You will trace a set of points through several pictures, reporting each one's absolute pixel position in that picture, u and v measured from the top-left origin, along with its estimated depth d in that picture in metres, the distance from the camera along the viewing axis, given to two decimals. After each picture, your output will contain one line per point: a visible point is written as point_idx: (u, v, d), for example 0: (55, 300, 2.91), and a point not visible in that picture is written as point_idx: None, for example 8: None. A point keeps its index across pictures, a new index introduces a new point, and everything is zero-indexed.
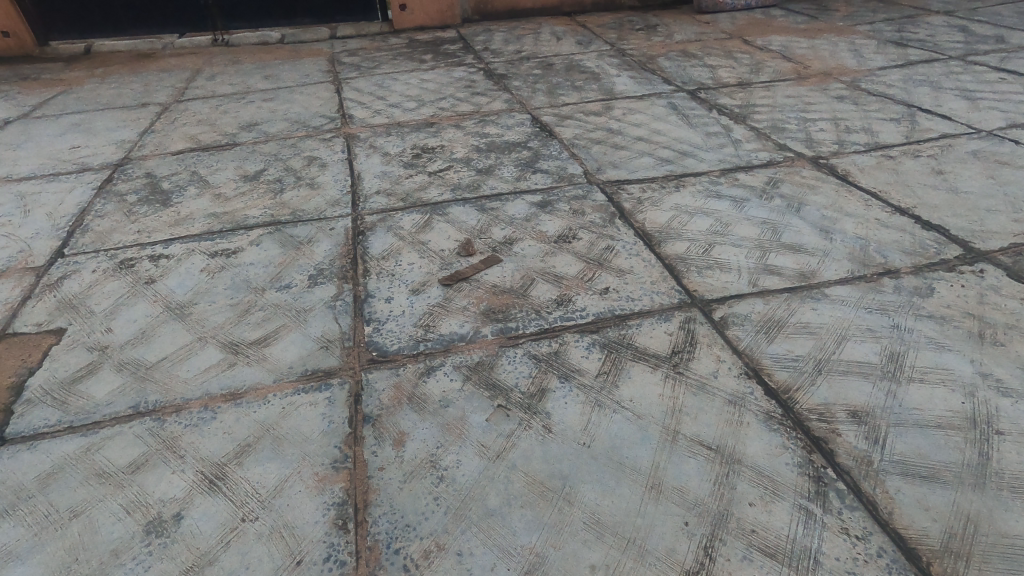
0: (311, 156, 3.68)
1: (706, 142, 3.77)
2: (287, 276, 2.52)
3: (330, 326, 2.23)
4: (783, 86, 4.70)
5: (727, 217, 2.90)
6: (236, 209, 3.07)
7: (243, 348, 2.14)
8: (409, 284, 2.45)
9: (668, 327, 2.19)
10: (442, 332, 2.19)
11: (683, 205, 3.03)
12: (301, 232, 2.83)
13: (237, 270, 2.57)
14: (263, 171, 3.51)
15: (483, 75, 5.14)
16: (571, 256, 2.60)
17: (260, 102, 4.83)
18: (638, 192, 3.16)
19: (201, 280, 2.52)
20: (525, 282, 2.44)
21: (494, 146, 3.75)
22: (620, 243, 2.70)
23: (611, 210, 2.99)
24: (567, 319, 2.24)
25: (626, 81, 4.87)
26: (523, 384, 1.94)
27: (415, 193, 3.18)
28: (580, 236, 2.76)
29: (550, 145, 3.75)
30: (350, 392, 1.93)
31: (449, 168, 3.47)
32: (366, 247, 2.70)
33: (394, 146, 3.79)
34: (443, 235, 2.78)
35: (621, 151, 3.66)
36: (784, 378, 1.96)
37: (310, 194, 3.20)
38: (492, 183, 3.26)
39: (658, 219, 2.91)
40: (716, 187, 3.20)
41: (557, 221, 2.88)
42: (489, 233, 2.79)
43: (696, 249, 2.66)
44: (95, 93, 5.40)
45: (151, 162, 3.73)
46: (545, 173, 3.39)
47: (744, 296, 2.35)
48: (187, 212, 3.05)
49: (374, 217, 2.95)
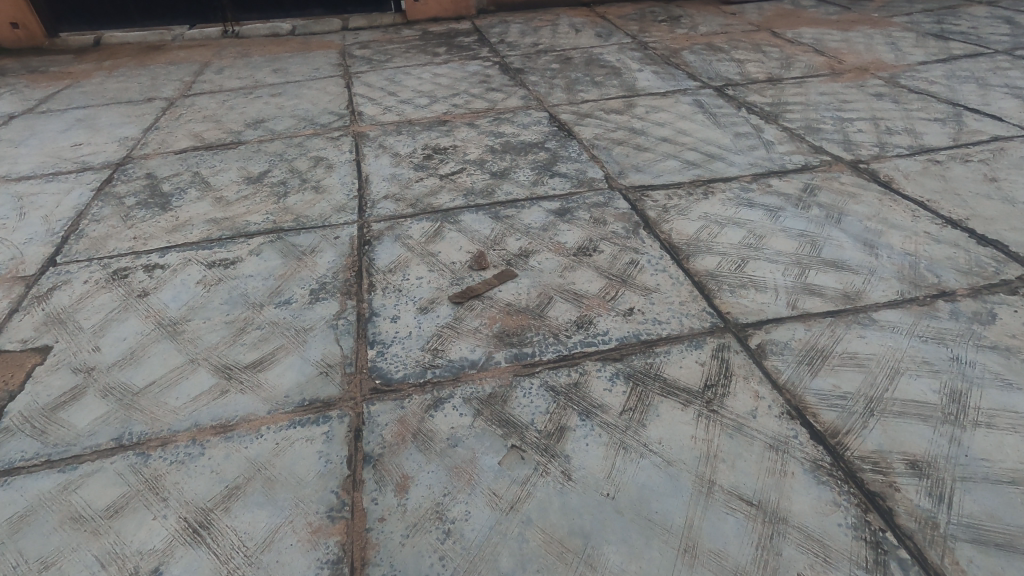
0: (318, 156, 3.51)
1: (735, 144, 3.53)
2: (287, 291, 2.36)
3: (332, 349, 2.06)
4: (817, 83, 4.43)
5: (760, 228, 2.68)
6: (237, 214, 2.91)
7: (237, 373, 1.98)
8: (417, 301, 2.27)
9: (699, 356, 1.99)
10: (451, 357, 2.01)
11: (713, 215, 2.81)
12: (304, 241, 2.66)
13: (235, 283, 2.42)
14: (267, 172, 3.35)
15: (499, 69, 4.92)
16: (591, 272, 2.41)
17: (268, 98, 4.67)
18: (663, 200, 2.95)
19: (197, 293, 2.36)
20: (542, 301, 2.26)
21: (510, 147, 3.55)
22: (645, 257, 2.49)
23: (635, 219, 2.78)
24: (588, 344, 2.05)
25: (649, 77, 4.63)
26: (539, 421, 1.76)
27: (425, 199, 2.99)
28: (601, 248, 2.56)
29: (569, 146, 3.54)
30: (350, 427, 1.77)
31: (462, 170, 3.28)
32: (373, 259, 2.53)
33: (405, 146, 3.61)
34: (454, 245, 2.60)
35: (645, 153, 3.44)
36: (832, 419, 1.75)
37: (315, 198, 3.03)
38: (507, 188, 3.07)
39: (686, 230, 2.70)
40: (747, 194, 2.98)
41: (577, 231, 2.69)
42: (503, 245, 2.60)
43: (727, 265, 2.45)
44: (102, 87, 5.28)
45: (153, 161, 3.59)
46: (563, 177, 3.18)
47: (782, 320, 2.14)
48: (185, 218, 2.90)
49: (381, 224, 2.78)
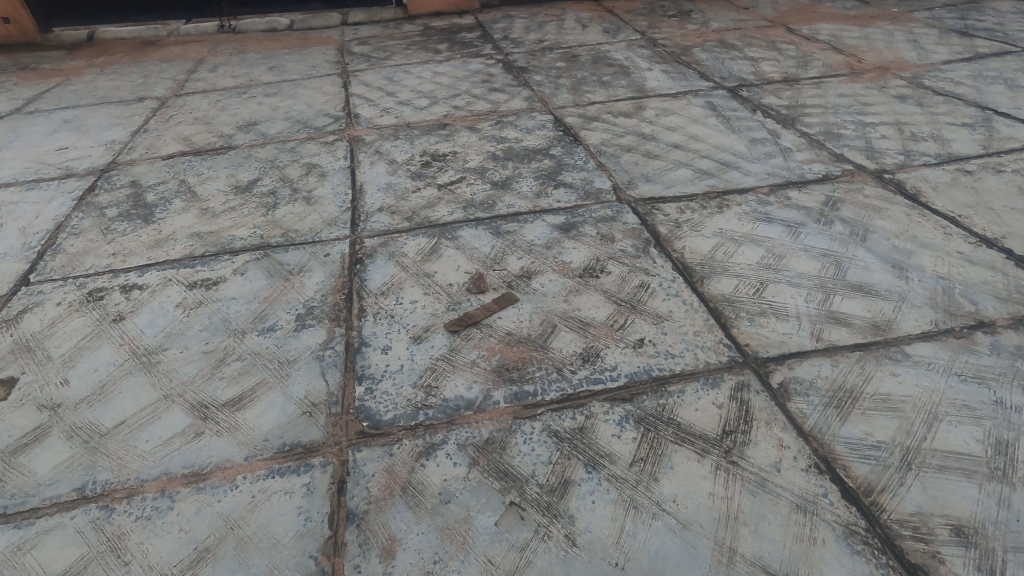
0: (311, 163, 3.34)
1: (751, 151, 3.34)
2: (271, 317, 2.20)
3: (316, 384, 1.90)
4: (836, 83, 4.21)
5: (780, 247, 2.50)
6: (222, 228, 2.75)
7: (214, 412, 1.83)
8: (410, 329, 2.11)
9: (716, 397, 1.82)
10: (446, 395, 1.85)
11: (728, 231, 2.63)
12: (292, 259, 2.50)
13: (216, 306, 2.26)
14: (256, 181, 3.18)
15: (502, 68, 4.72)
16: (597, 297, 2.24)
17: (262, 98, 4.49)
18: (675, 214, 2.77)
19: (175, 319, 2.21)
20: (545, 330, 2.09)
21: (512, 153, 3.37)
22: (656, 280, 2.32)
23: (645, 235, 2.61)
24: (595, 381, 1.88)
25: (658, 77, 4.43)
26: (541, 473, 1.61)
27: (422, 212, 2.82)
28: (609, 269, 2.39)
29: (575, 153, 3.36)
30: (334, 478, 1.61)
31: (461, 180, 3.10)
32: (364, 280, 2.37)
33: (402, 152, 3.43)
34: (451, 265, 2.44)
35: (655, 161, 3.26)
36: (865, 474, 1.58)
37: (305, 210, 2.87)
38: (509, 200, 2.89)
39: (699, 248, 2.53)
40: (765, 208, 2.80)
41: (582, 249, 2.51)
42: (504, 264, 2.44)
43: (745, 289, 2.28)
44: (93, 85, 5.11)
45: (139, 168, 3.43)
46: (568, 187, 3.00)
47: (806, 355, 1.97)
48: (168, 232, 2.74)
49: (374, 240, 2.61)
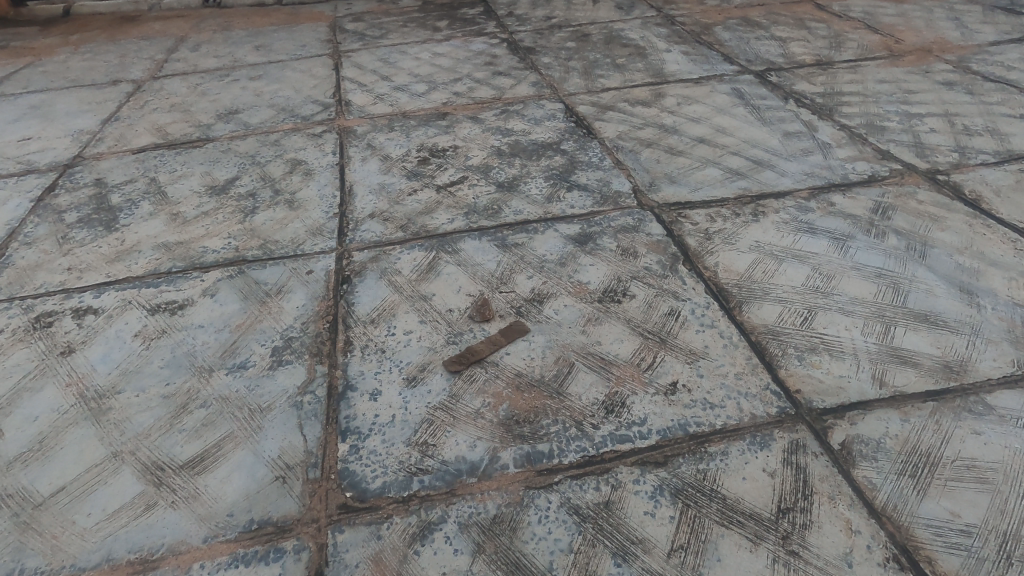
0: (295, 159, 3.01)
1: (785, 147, 3.00)
2: (243, 350, 1.90)
3: (292, 440, 1.61)
4: (874, 68, 3.84)
5: (827, 265, 2.19)
6: (193, 238, 2.43)
7: (170, 476, 1.54)
8: (404, 368, 1.81)
9: (767, 461, 1.53)
10: (445, 456, 1.56)
11: (766, 244, 2.31)
12: (269, 277, 2.19)
13: (181, 336, 1.96)
14: (234, 180, 2.86)
15: (507, 49, 4.34)
16: (621, 328, 1.94)
17: (245, 81, 4.12)
18: (704, 223, 2.45)
19: (133, 351, 1.91)
20: (560, 371, 1.79)
21: (520, 148, 3.03)
22: (687, 306, 2.02)
23: (672, 249, 2.29)
24: (622, 439, 1.59)
25: (678, 59, 4.05)
26: (560, 565, 1.33)
27: (418, 219, 2.50)
28: (632, 291, 2.08)
29: (589, 148, 3.02)
30: (310, 570, 1.34)
31: (462, 180, 2.77)
32: (351, 304, 2.07)
33: (397, 146, 3.09)
34: (452, 285, 2.13)
35: (678, 158, 2.92)
36: (955, 571, 1.31)
37: (287, 216, 2.55)
38: (517, 204, 2.57)
39: (735, 265, 2.21)
40: (805, 216, 2.47)
41: (601, 267, 2.20)
42: (512, 285, 2.13)
43: (790, 318, 1.98)
44: (65, 66, 4.73)
45: (106, 162, 3.09)
46: (583, 189, 2.68)
47: (868, 405, 1.67)
48: (132, 242, 2.43)
49: (364, 254, 2.31)
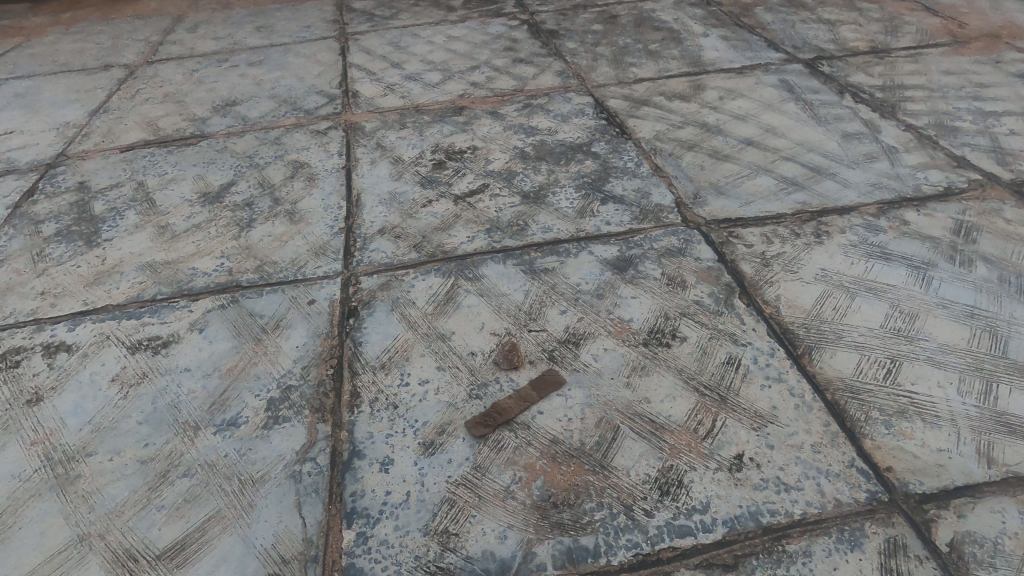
0: (298, 161, 2.71)
1: (846, 151, 2.66)
2: (235, 402, 1.65)
3: (289, 524, 1.37)
4: (936, 57, 3.45)
5: (907, 301, 1.89)
6: (181, 257, 2.17)
7: (144, 570, 1.30)
8: (419, 430, 1.55)
9: (860, 568, 1.26)
10: (470, 551, 1.31)
11: (834, 274, 2.01)
12: (266, 309, 1.93)
13: (164, 383, 1.71)
14: (230, 185, 2.57)
15: (528, 32, 3.97)
16: (671, 381, 1.66)
17: (245, 68, 3.80)
18: (760, 245, 2.15)
19: (109, 402, 1.66)
20: (603, 437, 1.52)
21: (546, 151, 2.71)
22: (748, 353, 1.73)
23: (725, 279, 2.00)
24: (681, 532, 1.33)
25: (717, 45, 3.67)
26: None
27: (434, 236, 2.21)
28: (683, 333, 1.80)
29: (623, 151, 2.70)
30: None
31: (483, 188, 2.47)
32: (359, 345, 1.80)
33: (409, 146, 2.79)
34: (473, 322, 1.86)
35: (725, 164, 2.60)
36: None
37: (286, 231, 2.27)
38: (545, 219, 2.28)
39: (799, 300, 1.92)
40: (876, 237, 2.16)
41: (645, 300, 1.92)
42: (542, 323, 1.85)
43: (869, 370, 1.69)
44: (54, 48, 4.43)
45: (90, 162, 2.82)
46: (619, 202, 2.37)
47: (976, 491, 1.39)
48: (113, 261, 2.17)
49: (373, 280, 2.03)
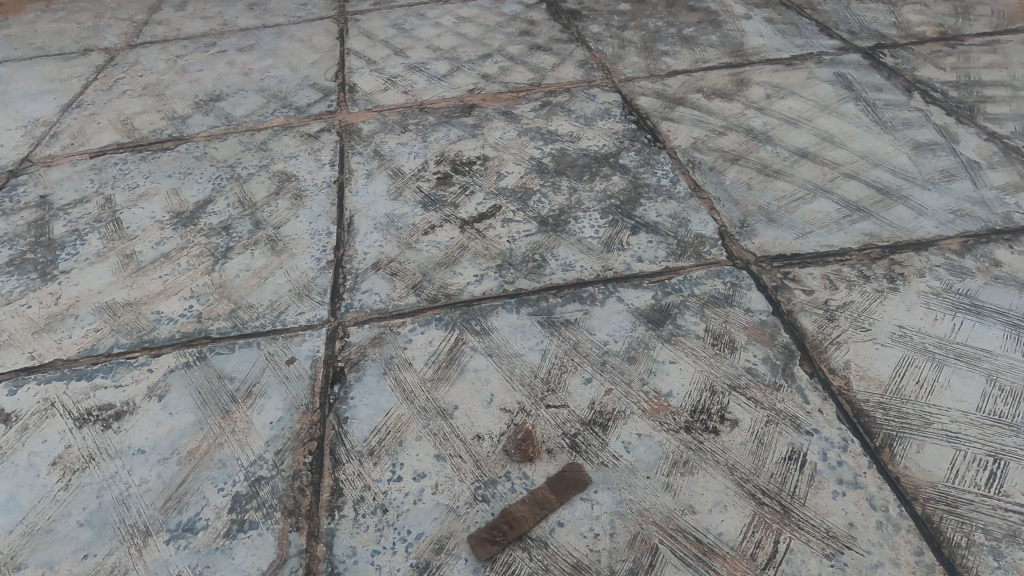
0: (284, 172, 2.39)
1: (919, 167, 2.27)
2: (193, 499, 1.38)
3: None
4: (1018, 46, 2.99)
5: (1009, 375, 1.55)
6: (145, 297, 1.88)
7: None
8: (411, 546, 1.28)
9: None
10: None
11: (915, 333, 1.67)
12: (237, 369, 1.64)
13: (112, 470, 1.44)
14: (206, 203, 2.26)
15: (546, 13, 3.55)
16: (721, 483, 1.36)
17: (233, 54, 3.44)
18: (822, 291, 1.80)
19: (47, 495, 1.41)
20: (638, 563, 1.24)
21: (566, 163, 2.35)
22: (814, 445, 1.42)
23: (782, 338, 1.67)
24: None
25: (762, 30, 3.23)
26: None
27: (436, 275, 1.90)
28: (733, 415, 1.49)
29: (656, 164, 2.33)
30: None
31: (493, 211, 2.14)
32: (343, 422, 1.51)
33: (411, 155, 2.44)
34: (480, 393, 1.56)
35: (776, 182, 2.23)
36: None
37: (266, 265, 1.96)
38: (566, 253, 1.95)
39: (874, 369, 1.59)
40: (962, 283, 1.81)
41: (686, 367, 1.60)
42: (563, 395, 1.55)
43: (967, 471, 1.37)
44: (31, 29, 4.08)
45: (55, 171, 2.52)
46: (653, 231, 2.03)
47: None
48: (68, 300, 1.89)
49: (364, 333, 1.73)
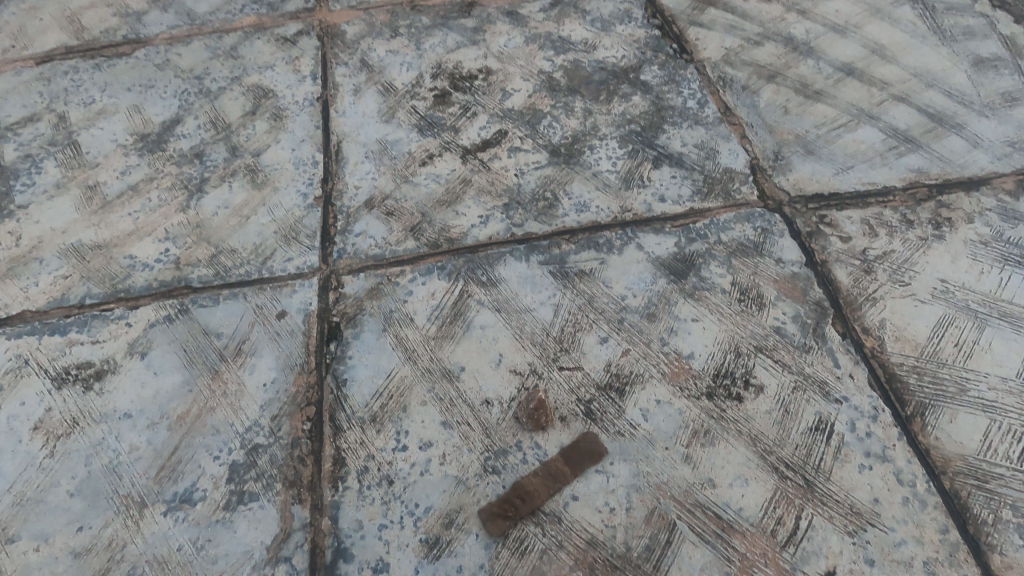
0: (259, 86, 2.09)
1: (978, 88, 2.00)
2: (188, 468, 1.31)
3: None
4: None
5: None
6: (114, 238, 1.70)
7: None
8: (420, 521, 1.24)
9: None
10: None
11: (957, 289, 1.54)
12: (224, 324, 1.52)
13: (99, 436, 1.36)
14: (174, 123, 2.00)
15: None
16: (742, 456, 1.30)
17: None
18: (861, 238, 1.65)
19: (32, 462, 1.34)
20: (655, 540, 1.22)
21: (580, 79, 2.07)
22: (842, 415, 1.34)
23: (815, 293, 1.54)
24: None
25: None
26: None
27: (436, 215, 1.71)
28: (759, 380, 1.40)
29: (682, 81, 2.05)
30: None
31: (499, 138, 1.90)
32: (342, 385, 1.41)
33: (403, 66, 2.13)
34: (488, 354, 1.45)
35: (816, 105, 1.98)
36: None
37: (247, 201, 1.76)
38: (580, 191, 1.76)
39: (911, 329, 1.47)
40: (1013, 231, 1.66)
41: (710, 327, 1.48)
42: (577, 357, 1.44)
43: (1000, 444, 1.31)
44: None
45: None
46: (676, 164, 1.82)
47: None
48: (30, 241, 1.71)
49: (359, 283, 1.58)
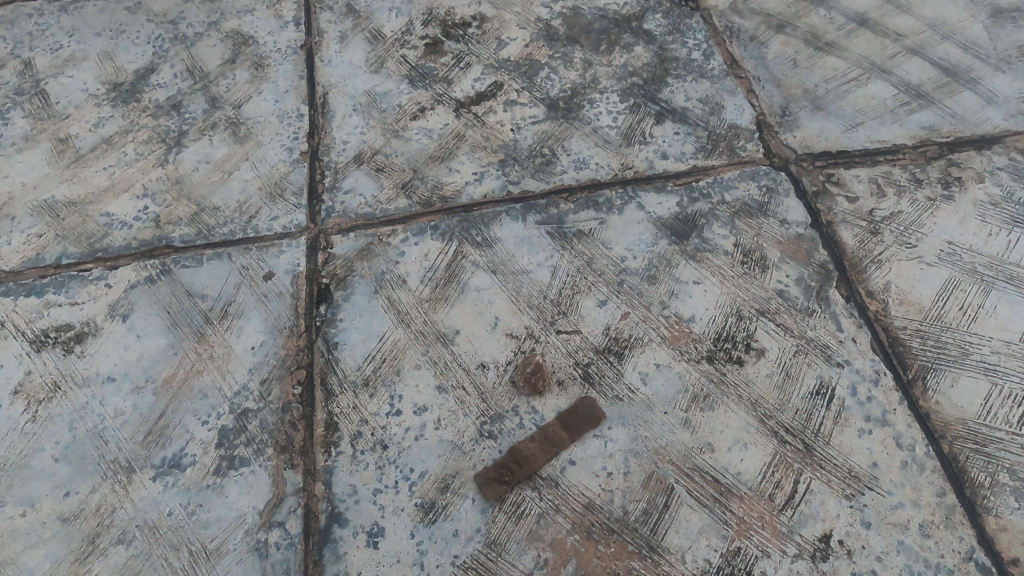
0: (238, 32, 1.96)
1: (995, 41, 1.92)
2: (177, 433, 1.28)
3: None
4: None
5: None
6: (90, 195, 1.61)
7: None
8: (415, 485, 1.22)
9: None
10: None
11: (964, 251, 1.51)
12: (209, 285, 1.46)
13: (82, 400, 1.32)
14: (148, 72, 1.87)
15: None
16: (742, 420, 1.28)
17: None
18: (868, 198, 1.59)
19: (14, 427, 1.29)
20: (652, 504, 1.21)
21: (580, 28, 1.95)
22: (844, 379, 1.32)
23: (819, 256, 1.49)
24: None
25: None
26: None
27: (429, 172, 1.63)
28: (761, 345, 1.37)
29: (687, 31, 1.94)
30: None
31: (494, 90, 1.80)
32: (333, 348, 1.37)
33: (392, 11, 2.00)
34: (483, 317, 1.41)
35: (827, 58, 1.88)
36: None
37: (229, 156, 1.67)
38: (579, 147, 1.68)
39: (915, 293, 1.44)
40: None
41: (712, 290, 1.44)
42: (575, 320, 1.40)
43: (1000, 408, 1.30)
44: None
45: None
46: (680, 119, 1.74)
47: None
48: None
49: (348, 243, 1.52)
